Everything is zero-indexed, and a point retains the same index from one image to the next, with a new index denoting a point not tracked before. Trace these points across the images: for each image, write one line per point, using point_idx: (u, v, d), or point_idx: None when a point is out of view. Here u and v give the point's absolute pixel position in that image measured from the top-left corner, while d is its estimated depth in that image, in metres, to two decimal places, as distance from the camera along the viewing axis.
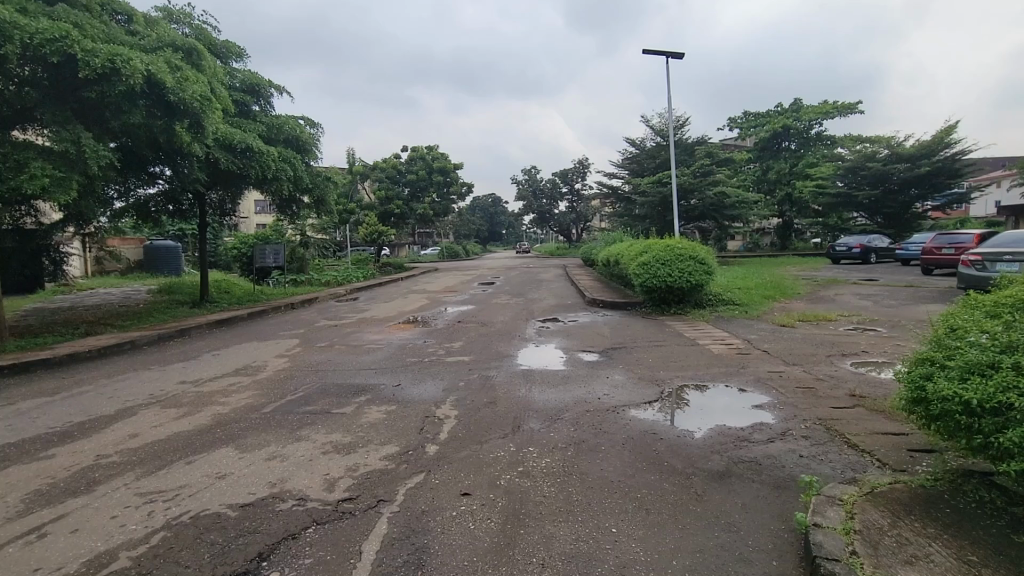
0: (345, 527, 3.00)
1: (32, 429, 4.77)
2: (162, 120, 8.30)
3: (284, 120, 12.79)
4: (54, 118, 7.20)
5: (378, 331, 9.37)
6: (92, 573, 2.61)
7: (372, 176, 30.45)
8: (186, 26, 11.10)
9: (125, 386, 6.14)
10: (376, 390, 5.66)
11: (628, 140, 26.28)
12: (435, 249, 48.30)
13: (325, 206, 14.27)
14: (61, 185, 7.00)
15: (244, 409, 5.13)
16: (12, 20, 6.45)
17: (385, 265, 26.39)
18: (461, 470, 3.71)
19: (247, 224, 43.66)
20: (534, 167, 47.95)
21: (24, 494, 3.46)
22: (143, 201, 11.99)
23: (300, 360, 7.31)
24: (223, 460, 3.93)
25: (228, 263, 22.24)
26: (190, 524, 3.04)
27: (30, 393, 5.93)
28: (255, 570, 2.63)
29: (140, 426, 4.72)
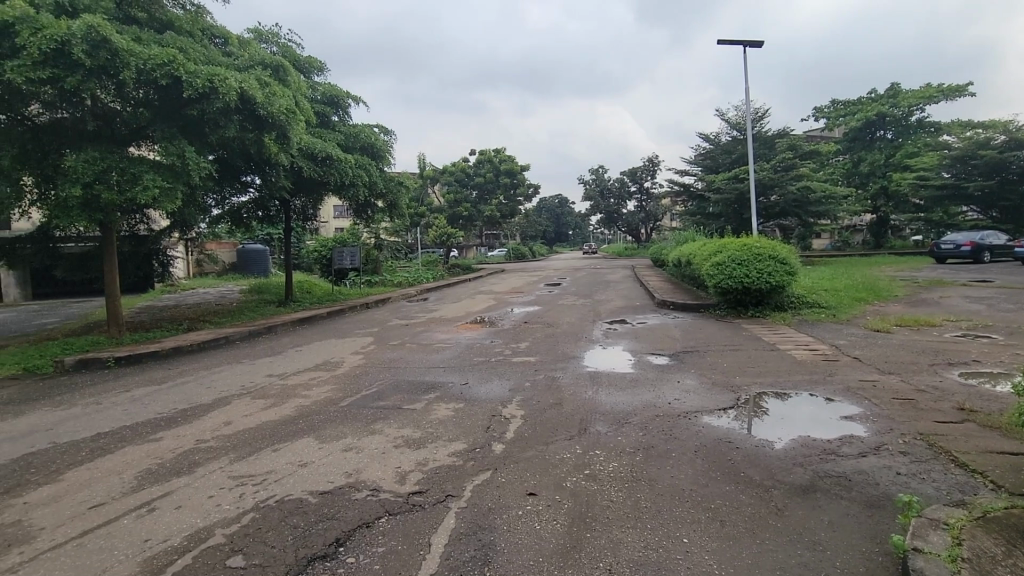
0: (415, 519, 3.09)
1: (144, 413, 5.33)
2: (253, 132, 8.99)
3: (360, 128, 13.49)
4: (163, 135, 8.00)
5: (447, 331, 9.62)
6: (192, 547, 2.86)
7: (442, 180, 31.30)
8: (274, 45, 11.97)
9: (221, 378, 6.70)
10: (445, 388, 5.80)
11: (702, 136, 25.25)
12: (502, 251, 48.89)
13: (397, 210, 14.86)
14: (168, 196, 7.77)
15: (323, 402, 5.44)
16: (128, 48, 7.19)
17: (453, 266, 27.01)
18: (527, 470, 3.71)
19: (326, 228, 46.54)
20: (602, 166, 47.23)
21: (137, 471, 3.87)
22: (236, 208, 13.03)
23: (373, 357, 7.63)
24: (305, 449, 4.19)
25: (310, 264, 23.68)
26: (276, 507, 3.26)
27: (142, 382, 6.61)
28: (333, 554, 2.77)
29: (234, 415, 5.14)
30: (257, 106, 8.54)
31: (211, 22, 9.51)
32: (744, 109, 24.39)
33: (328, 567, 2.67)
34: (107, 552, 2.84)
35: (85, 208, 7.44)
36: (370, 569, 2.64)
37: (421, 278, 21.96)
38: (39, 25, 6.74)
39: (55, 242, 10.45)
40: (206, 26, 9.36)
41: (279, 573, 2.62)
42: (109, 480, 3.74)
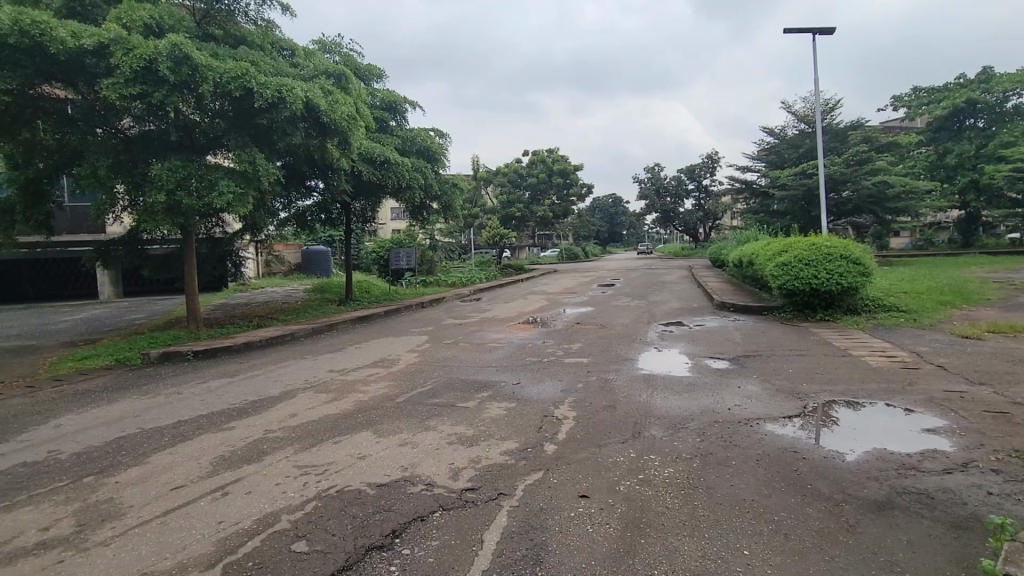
0: (468, 515, 3.14)
1: (218, 403, 5.70)
2: (317, 139, 9.44)
3: (416, 132, 13.86)
4: (237, 143, 8.54)
5: (499, 331, 9.69)
6: (261, 530, 3.03)
7: (495, 181, 31.60)
8: (337, 55, 12.50)
9: (286, 372, 7.06)
10: (497, 387, 5.86)
11: (765, 130, 24.14)
12: (554, 251, 48.80)
13: (452, 211, 15.13)
14: (240, 200, 8.30)
15: (381, 398, 5.62)
16: (207, 64, 7.72)
17: (506, 267, 27.16)
18: (580, 471, 3.68)
19: (384, 230, 48.29)
20: (658, 164, 46.04)
21: (212, 457, 4.15)
22: (301, 211, 13.70)
23: (428, 356, 7.80)
24: (364, 442, 4.34)
25: (369, 264, 24.53)
26: (336, 497, 3.40)
27: (217, 374, 7.09)
28: (389, 545, 2.85)
29: (298, 407, 5.40)
30: (321, 114, 8.95)
31: (279, 35, 10.06)
32: (812, 101, 23.10)
33: (384, 557, 2.74)
34: (186, 531, 3.06)
35: (168, 213, 8.05)
36: (424, 562, 2.70)
37: (475, 278, 22.25)
38: (130, 45, 7.35)
39: (143, 244, 11.38)
40: (275, 39, 9.92)
41: (340, 560, 2.72)
42: (188, 464, 4.04)
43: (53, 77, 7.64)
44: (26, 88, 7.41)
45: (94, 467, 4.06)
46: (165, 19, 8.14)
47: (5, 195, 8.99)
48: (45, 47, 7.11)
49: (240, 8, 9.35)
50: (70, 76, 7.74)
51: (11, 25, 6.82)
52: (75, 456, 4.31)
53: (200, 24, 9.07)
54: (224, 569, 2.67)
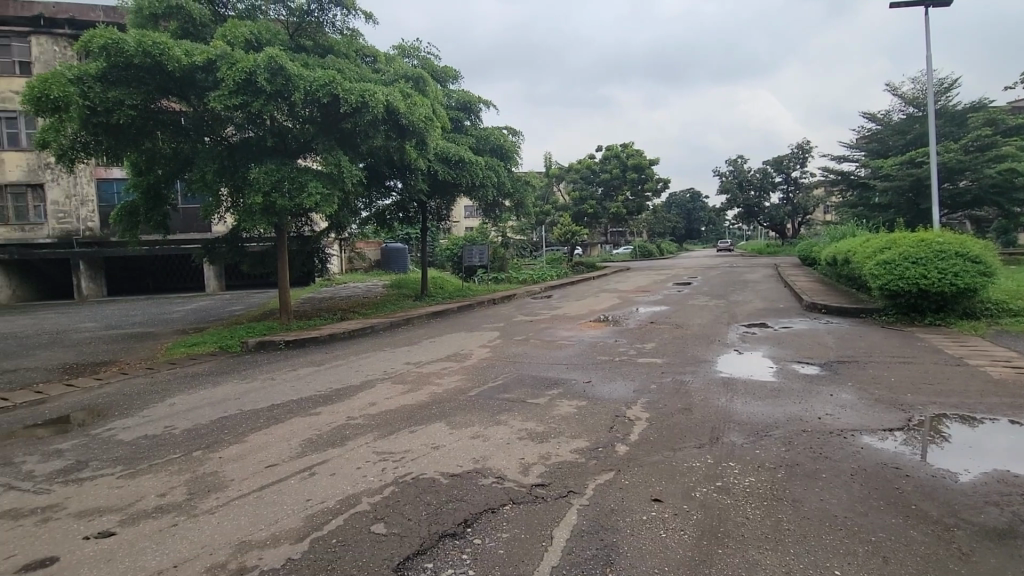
0: (539, 510, 3.15)
1: (306, 390, 6.12)
2: (397, 140, 9.85)
3: (490, 131, 14.06)
4: (325, 148, 9.10)
5: (570, 328, 9.63)
6: (344, 509, 3.23)
7: (568, 178, 31.80)
8: (415, 58, 12.95)
9: (366, 363, 7.45)
10: (569, 385, 5.82)
11: (866, 116, 22.13)
12: (628, 248, 47.71)
13: (524, 209, 15.23)
14: (327, 201, 8.83)
15: (454, 391, 5.78)
16: (299, 73, 8.28)
17: (577, 264, 26.91)
18: (653, 474, 3.58)
19: (458, 228, 49.71)
20: (742, 156, 43.54)
21: (301, 439, 4.46)
22: (381, 211, 14.34)
23: (499, 351, 7.90)
24: (438, 433, 4.48)
25: (443, 261, 25.27)
26: (411, 483, 3.54)
27: (305, 363, 7.62)
28: (461, 534, 2.92)
29: (377, 396, 5.67)
30: (400, 116, 9.32)
31: (363, 43, 10.60)
32: (923, 82, 20.86)
33: (456, 545, 2.82)
34: (278, 506, 3.31)
35: (264, 213, 8.73)
36: (495, 553, 2.74)
37: (546, 275, 22.25)
38: (234, 60, 8.04)
39: (242, 242, 12.44)
40: (359, 47, 10.45)
41: (415, 544, 2.83)
42: (281, 445, 4.37)
43: (169, 91, 8.51)
44: (148, 102, 8.31)
45: (201, 443, 4.50)
46: (263, 34, 8.84)
47: (130, 198, 10.14)
48: (164, 65, 7.94)
49: (328, 19, 9.96)
50: (183, 90, 8.58)
51: (136, 47, 7.68)
52: (186, 432, 4.80)
53: (293, 36, 9.75)
54: (311, 544, 2.86)
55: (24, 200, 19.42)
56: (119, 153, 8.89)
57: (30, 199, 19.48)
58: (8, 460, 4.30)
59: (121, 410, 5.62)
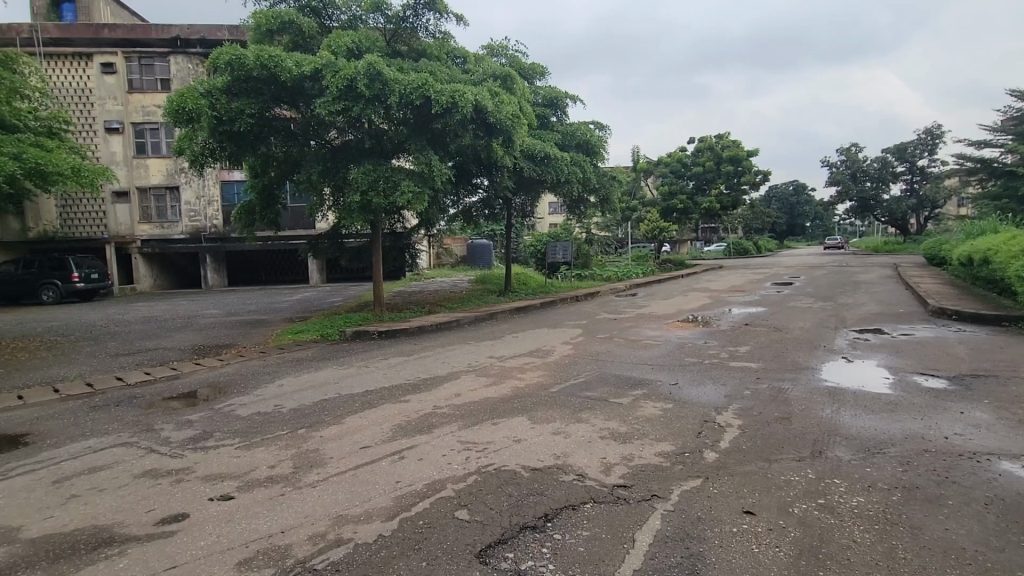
0: (620, 511, 3.09)
1: (396, 378, 6.46)
2: (484, 139, 10.10)
3: (576, 127, 13.94)
4: (417, 148, 9.51)
5: (656, 328, 9.33)
6: (430, 493, 3.37)
7: (656, 172, 30.55)
8: (503, 57, 13.15)
9: (451, 355, 7.73)
10: (653, 386, 5.66)
11: (1015, 94, 19.24)
12: (721, 245, 45.27)
13: (609, 205, 14.97)
14: (418, 199, 9.24)
15: (536, 386, 5.83)
16: (395, 77, 8.72)
17: (665, 261, 26.05)
18: (745, 485, 3.37)
19: (542, 224, 50.23)
20: (856, 143, 39.54)
21: (392, 424, 4.73)
22: (468, 208, 14.70)
23: (582, 348, 7.85)
24: (520, 426, 4.53)
25: (527, 257, 25.54)
26: (493, 474, 3.62)
27: (396, 352, 8.05)
28: (541, 528, 2.94)
29: (461, 388, 5.86)
30: (488, 115, 9.52)
31: (454, 45, 10.95)
32: None
33: (537, 538, 2.84)
34: (370, 485, 3.53)
35: (361, 211, 9.32)
36: (575, 550, 2.73)
37: (632, 272, 21.70)
38: (337, 68, 8.62)
39: (341, 239, 13.37)
40: (450, 49, 10.81)
41: (496, 533, 2.89)
42: (374, 428, 4.65)
43: (281, 101, 9.32)
44: (264, 112, 9.16)
45: (305, 421, 4.92)
46: (363, 42, 9.40)
47: (248, 198, 11.25)
48: (278, 76, 8.70)
49: (422, 24, 10.36)
50: (293, 100, 9.36)
51: (255, 61, 8.49)
52: (292, 411, 5.27)
53: (390, 43, 10.28)
54: (399, 523, 3.02)
55: (164, 201, 22.18)
56: (239, 158, 9.87)
57: (168, 200, 22.22)
58: (150, 426, 4.96)
59: (239, 388, 6.30)
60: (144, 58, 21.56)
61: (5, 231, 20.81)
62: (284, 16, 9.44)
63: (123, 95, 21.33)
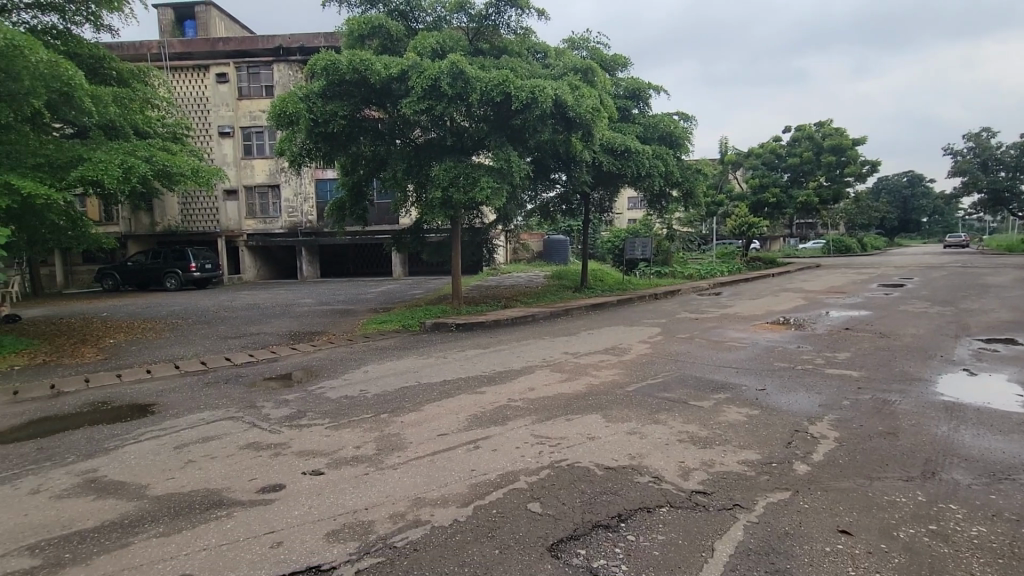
0: (698, 518, 2.96)
1: (472, 369, 6.62)
2: (563, 133, 10.02)
3: (660, 118, 13.49)
4: (496, 144, 9.65)
5: (742, 329, 8.84)
6: (504, 484, 3.42)
7: (746, 164, 28.48)
8: (585, 49, 12.98)
9: (526, 349, 7.79)
10: (738, 390, 5.36)
11: None
12: (820, 243, 41.86)
13: (693, 199, 14.34)
14: (496, 194, 9.37)
15: (612, 384, 5.73)
16: (476, 75, 8.88)
17: (754, 260, 24.62)
18: (840, 503, 3.10)
19: (621, 220, 49.17)
20: (987, 128, 34.87)
21: (468, 414, 4.85)
22: (545, 203, 14.73)
23: (660, 348, 7.60)
24: (594, 424, 4.47)
25: (604, 254, 25.13)
26: (566, 470, 3.60)
27: (472, 345, 8.23)
28: (614, 527, 2.89)
29: (536, 382, 5.90)
30: (568, 109, 9.46)
31: (535, 40, 10.98)
32: None
33: (610, 537, 2.80)
34: (444, 472, 3.63)
35: (442, 206, 9.60)
36: (650, 553, 2.65)
37: (716, 270, 20.66)
38: (423, 68, 8.93)
39: (423, 234, 13.84)
40: (531, 44, 10.85)
41: (567, 529, 2.88)
42: (450, 417, 4.79)
43: (371, 102, 9.79)
44: (355, 113, 9.68)
45: (387, 407, 5.18)
46: (447, 42, 9.66)
47: (339, 195, 11.97)
48: (368, 78, 9.18)
49: (504, 20, 10.48)
50: (381, 100, 9.80)
51: (348, 65, 9.00)
52: (376, 396, 5.57)
53: (472, 41, 10.51)
54: (474, 510, 3.09)
55: (267, 198, 24.16)
56: (332, 157, 10.52)
57: (270, 198, 24.15)
58: (253, 403, 5.46)
59: (329, 372, 6.75)
60: (251, 67, 23.58)
61: (138, 225, 23.68)
62: (374, 21, 9.91)
63: (234, 102, 23.50)
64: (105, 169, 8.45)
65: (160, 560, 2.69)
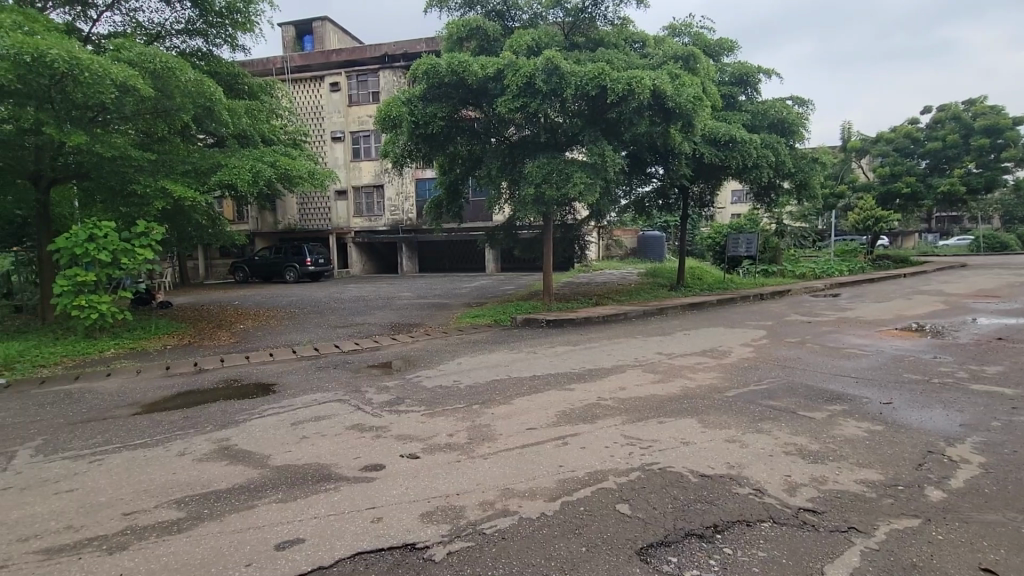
0: (805, 537, 2.72)
1: (562, 366, 6.61)
2: (661, 125, 9.65)
3: (771, 103, 12.49)
4: (591, 139, 9.54)
5: (863, 335, 7.95)
6: (593, 482, 3.38)
7: (873, 151, 25.49)
8: (687, 36, 12.38)
9: (617, 348, 7.60)
10: (857, 402, 4.83)
11: None
12: (967, 240, 36.43)
13: (808, 191, 13.14)
14: (590, 190, 9.25)
15: (709, 388, 5.42)
16: (571, 70, 8.81)
17: (880, 258, 22.05)
18: (984, 537, 2.68)
19: (723, 215, 46.52)
20: None
21: (556, 410, 4.84)
22: (641, 198, 14.29)
23: (765, 352, 7.07)
24: (689, 429, 4.26)
25: (703, 251, 23.88)
26: (659, 474, 3.47)
27: (562, 342, 8.20)
28: (710, 538, 2.74)
29: (627, 382, 5.75)
30: (667, 100, 9.08)
31: (634, 29, 10.69)
32: None
33: (703, 547, 2.66)
34: (533, 466, 3.66)
35: (535, 203, 9.66)
36: (748, 569, 2.48)
37: (833, 270, 18.77)
38: (518, 67, 9.02)
39: (516, 230, 14.02)
40: (629, 35, 10.58)
41: (658, 534, 2.77)
42: (539, 412, 4.82)
43: (468, 102, 10.06)
44: (453, 113, 10.00)
45: (479, 398, 5.32)
46: (542, 39, 9.70)
47: (437, 194, 12.49)
48: (465, 79, 9.43)
49: (601, 12, 10.34)
50: (478, 100, 10.02)
51: (448, 68, 9.31)
52: (469, 387, 5.76)
53: (568, 35, 10.46)
54: (561, 506, 3.08)
55: (372, 198, 25.85)
56: (431, 157, 10.97)
57: (375, 197, 25.82)
58: (358, 388, 5.88)
59: (425, 362, 7.09)
60: (360, 76, 25.28)
61: (264, 224, 26.45)
62: (472, 22, 10.19)
63: (344, 109, 25.41)
64: (239, 173, 9.54)
65: (278, 524, 2.98)
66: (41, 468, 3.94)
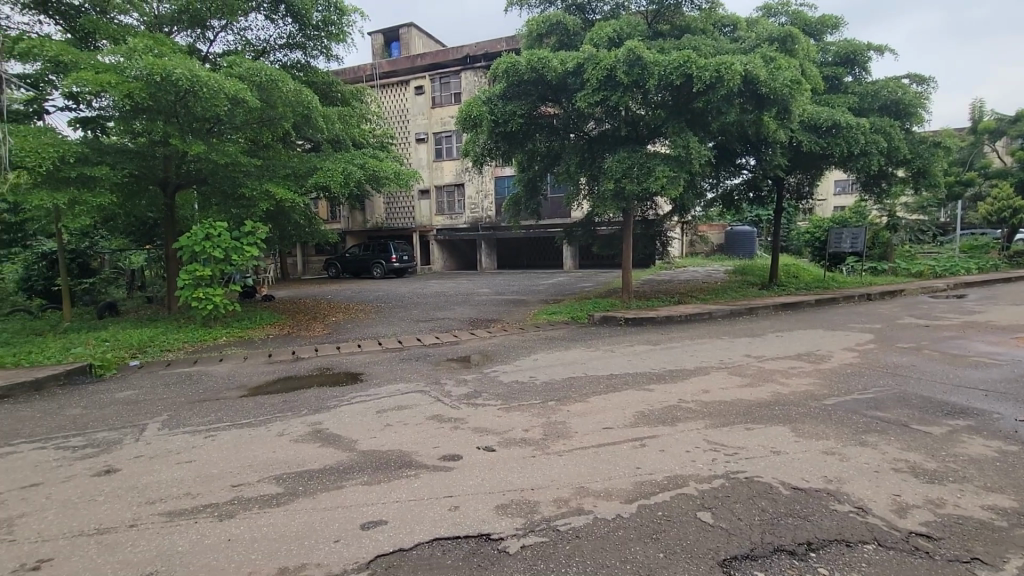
0: (915, 564, 2.44)
1: (641, 365, 6.42)
2: (753, 112, 9.06)
3: (882, 83, 11.30)
4: (675, 131, 9.16)
5: (995, 342, 6.97)
6: (671, 487, 3.24)
7: (1012, 133, 21.84)
8: (783, 15, 11.51)
9: (700, 349, 7.25)
10: (986, 418, 4.24)
11: None
12: None
13: (927, 179, 11.73)
14: (673, 183, 8.90)
15: (805, 395, 5.01)
16: (654, 59, 8.49)
17: (1017, 254, 19.25)
18: None
19: (824, 208, 42.90)
20: None
21: (634, 411, 4.70)
22: (729, 191, 13.52)
23: (871, 357, 6.42)
24: (781, 437, 3.96)
25: (800, 247, 22.15)
26: (745, 483, 3.26)
27: (641, 340, 7.96)
28: (802, 555, 2.53)
29: (712, 385, 5.45)
30: (760, 85, 8.51)
31: (723, 13, 10.16)
32: None
33: (794, 565, 2.46)
34: (609, 466, 3.58)
35: (614, 198, 9.45)
36: None
37: (958, 267, 16.65)
38: (598, 59, 8.84)
39: (594, 226, 13.79)
40: (718, 19, 10.06)
41: (743, 547, 2.61)
42: (616, 412, 4.71)
43: (547, 98, 10.05)
44: (532, 110, 10.04)
45: (555, 395, 5.30)
46: (624, 29, 9.45)
47: (516, 191, 12.58)
48: (545, 75, 9.41)
49: None
50: (557, 96, 9.99)
51: (527, 66, 9.34)
52: (545, 384, 5.75)
53: (652, 24, 10.11)
54: (638, 509, 2.99)
55: (453, 196, 26.61)
56: (510, 154, 11.09)
57: (456, 196, 26.53)
58: (438, 380, 6.07)
59: (502, 357, 7.18)
60: (443, 78, 26.04)
61: (354, 223, 28.11)
62: (553, 18, 10.15)
63: (428, 111, 26.36)
64: (332, 175, 10.19)
65: (363, 504, 3.16)
66: (166, 440, 4.46)
